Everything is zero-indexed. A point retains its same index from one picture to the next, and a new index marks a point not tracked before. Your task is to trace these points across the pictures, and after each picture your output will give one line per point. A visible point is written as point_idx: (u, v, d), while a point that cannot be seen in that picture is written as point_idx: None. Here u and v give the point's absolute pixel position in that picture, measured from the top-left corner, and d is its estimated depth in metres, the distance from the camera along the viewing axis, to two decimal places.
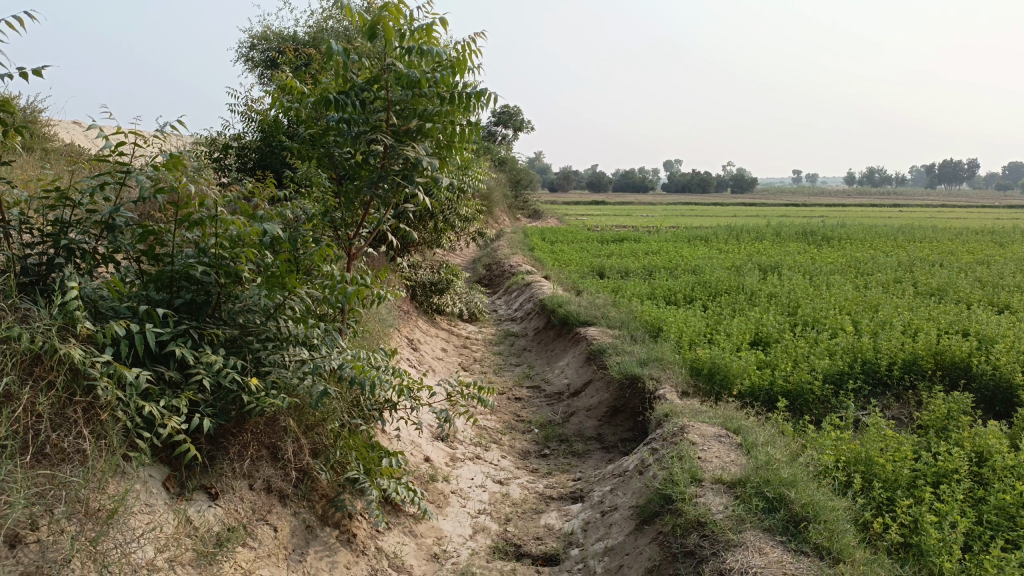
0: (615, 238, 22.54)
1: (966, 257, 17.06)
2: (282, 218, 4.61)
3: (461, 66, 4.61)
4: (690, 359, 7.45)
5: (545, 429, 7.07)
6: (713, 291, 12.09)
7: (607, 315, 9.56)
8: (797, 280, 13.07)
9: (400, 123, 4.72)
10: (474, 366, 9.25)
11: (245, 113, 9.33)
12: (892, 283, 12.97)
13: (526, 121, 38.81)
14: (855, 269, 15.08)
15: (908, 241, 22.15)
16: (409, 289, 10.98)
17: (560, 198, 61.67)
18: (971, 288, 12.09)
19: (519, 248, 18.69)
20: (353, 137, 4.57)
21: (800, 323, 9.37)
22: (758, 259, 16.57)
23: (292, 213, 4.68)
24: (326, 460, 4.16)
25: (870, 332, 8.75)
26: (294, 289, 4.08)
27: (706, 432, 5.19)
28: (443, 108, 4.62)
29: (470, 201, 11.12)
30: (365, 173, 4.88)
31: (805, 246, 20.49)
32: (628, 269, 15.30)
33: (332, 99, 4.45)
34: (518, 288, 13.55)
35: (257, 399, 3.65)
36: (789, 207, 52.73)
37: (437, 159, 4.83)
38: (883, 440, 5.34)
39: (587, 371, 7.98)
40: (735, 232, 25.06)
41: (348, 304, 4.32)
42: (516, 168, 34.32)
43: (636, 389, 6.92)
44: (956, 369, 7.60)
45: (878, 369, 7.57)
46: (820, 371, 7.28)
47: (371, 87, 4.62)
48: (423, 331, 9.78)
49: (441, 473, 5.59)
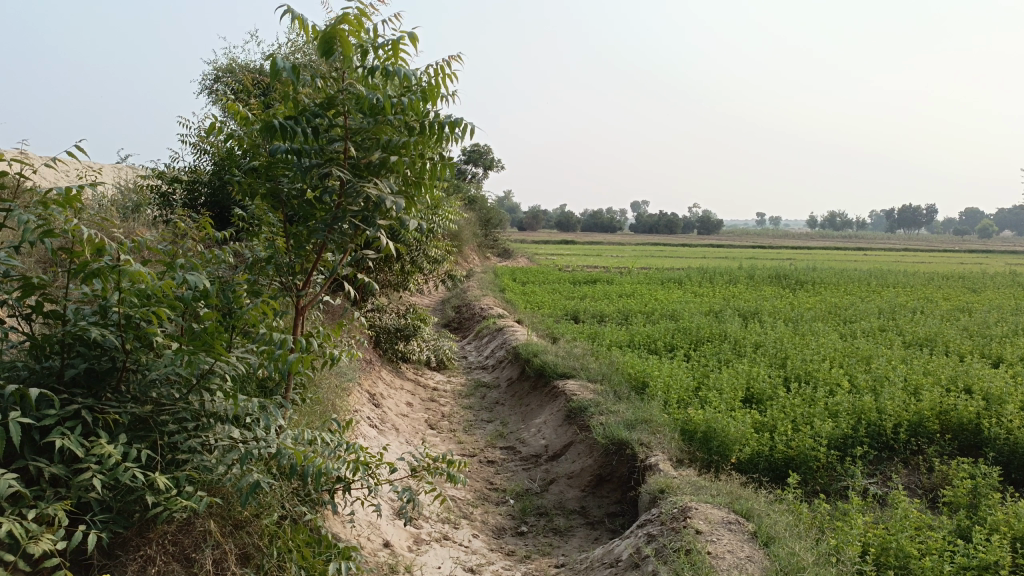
0: (587, 279, 21.99)
1: (946, 304, 16.75)
2: (216, 265, 3.87)
3: (433, 92, 3.96)
4: (680, 420, 6.76)
5: (521, 501, 6.31)
6: (695, 339, 11.49)
7: (587, 366, 8.87)
8: (781, 328, 12.52)
9: (360, 155, 4.01)
10: (442, 422, 8.47)
11: (198, 145, 8.57)
12: (877, 332, 12.49)
13: (497, 160, 38.63)
14: (836, 316, 14.63)
15: (883, 287, 21.92)
16: (372, 335, 10.23)
17: (529, 237, 61.35)
18: (960, 338, 11.64)
19: (490, 289, 17.98)
20: (304, 171, 3.84)
21: (792, 378, 8.77)
22: (736, 304, 16.07)
23: (227, 262, 3.95)
24: (258, 568, 3.36)
25: (868, 388, 8.17)
26: (223, 355, 3.32)
27: (712, 516, 4.49)
28: (410, 139, 3.95)
29: (440, 242, 10.43)
30: (319, 212, 4.16)
31: (781, 291, 20.10)
32: (603, 314, 14.68)
33: (275, 125, 3.71)
34: (489, 333, 12.81)
35: (165, 502, 2.89)
36: (757, 250, 52.90)
37: (404, 198, 4.13)
38: (911, 524, 4.68)
39: (567, 431, 7.25)
40: (708, 274, 24.62)
41: (292, 371, 3.55)
42: (485, 207, 33.85)
43: (623, 456, 6.22)
44: (964, 432, 7.03)
45: (883, 432, 6.97)
46: (823, 435, 6.64)
47: (326, 113, 3.94)
48: (387, 383, 9.00)
49: (402, 562, 4.79)
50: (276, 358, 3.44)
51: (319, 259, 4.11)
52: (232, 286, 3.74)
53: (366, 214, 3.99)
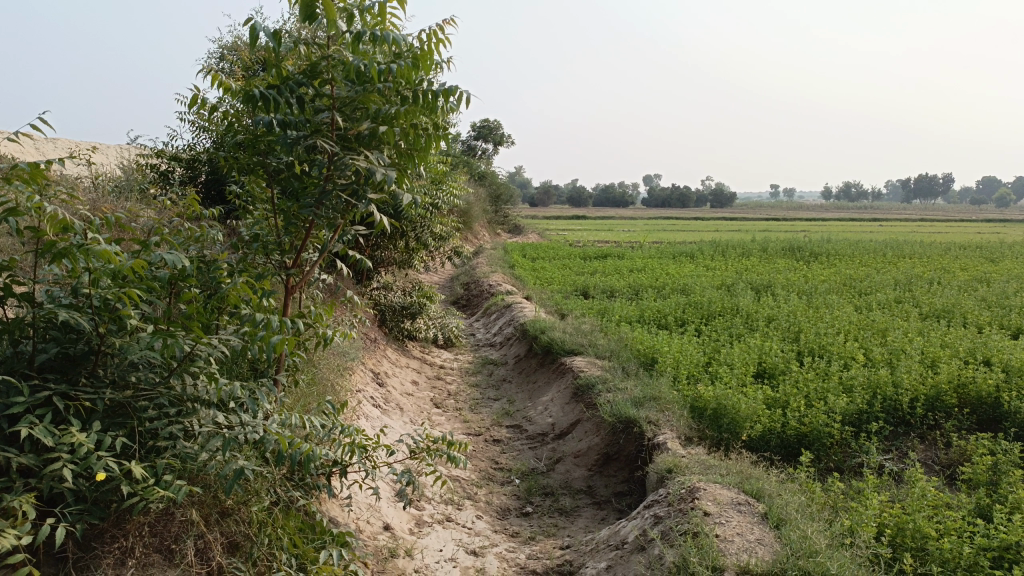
0: (598, 254, 21.76)
1: (964, 275, 16.42)
2: (197, 245, 3.74)
3: (424, 59, 3.75)
4: (690, 397, 6.59)
5: (526, 480, 6.18)
6: (706, 314, 11.29)
7: (596, 343, 8.70)
8: (794, 301, 12.29)
9: (348, 125, 3.82)
10: (448, 400, 8.35)
11: (196, 122, 8.39)
12: (892, 304, 12.23)
13: (507, 135, 38.28)
14: (852, 288, 14.36)
15: (899, 258, 21.54)
16: (377, 313, 10.10)
17: (540, 213, 60.96)
18: (978, 309, 11.37)
19: (500, 265, 17.79)
20: (288, 144, 3.66)
21: (805, 352, 8.57)
22: (749, 277, 15.82)
23: (212, 240, 3.82)
24: (247, 557, 3.25)
25: (884, 361, 7.97)
26: (203, 338, 3.20)
27: (721, 496, 4.33)
28: (400, 108, 3.76)
29: (445, 218, 10.25)
30: (307, 186, 3.98)
31: (794, 263, 19.79)
32: (613, 289, 14.48)
33: (256, 94, 3.53)
34: (497, 310, 12.66)
35: (141, 492, 2.78)
36: (770, 223, 52.34)
37: (396, 171, 3.95)
38: (929, 503, 4.50)
39: (575, 409, 7.10)
40: (720, 247, 24.30)
41: (278, 353, 3.40)
42: (495, 183, 33.56)
43: (631, 434, 6.06)
44: (983, 406, 6.83)
45: (899, 407, 6.78)
46: (837, 411, 6.46)
47: (311, 82, 3.76)
48: (392, 362, 8.88)
49: (403, 545, 4.67)
50: (257, 341, 3.27)
51: (307, 236, 3.93)
52: (215, 264, 3.61)
53: (354, 188, 3.81)
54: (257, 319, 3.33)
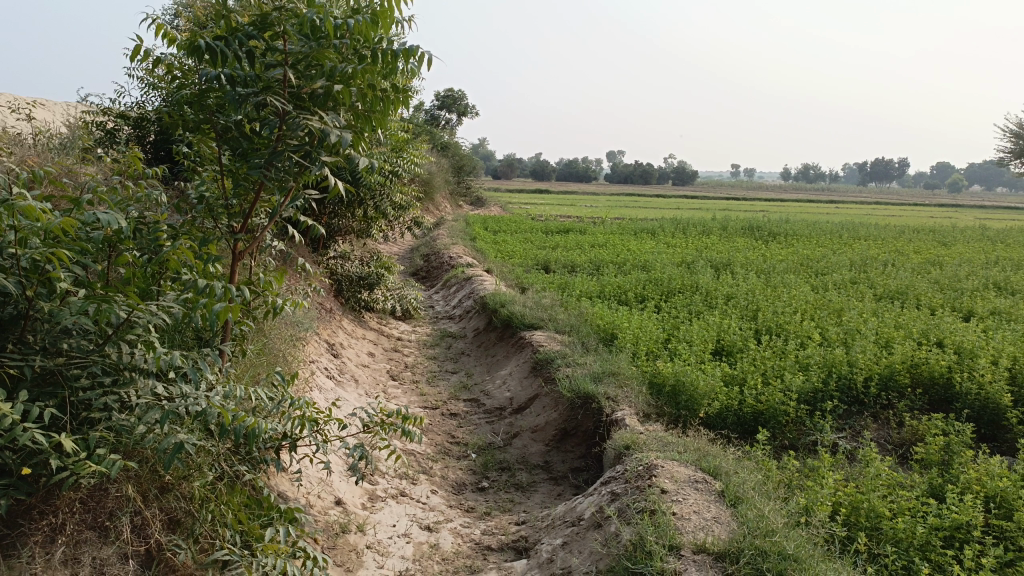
0: (560, 229, 21.67)
1: (917, 257, 16.71)
2: (138, 206, 3.53)
3: (384, 16, 3.56)
4: (649, 373, 6.55)
5: (483, 455, 6.11)
6: (666, 290, 11.29)
7: (556, 317, 8.64)
8: (753, 280, 12.36)
9: (302, 84, 3.63)
10: (405, 373, 8.22)
11: (144, 79, 8.02)
12: (848, 285, 12.38)
13: (471, 105, 37.80)
14: (809, 268, 14.51)
15: (855, 239, 21.87)
16: (334, 283, 9.88)
17: (502, 186, 60.62)
18: (931, 291, 11.57)
19: (461, 237, 17.58)
20: (236, 101, 3.46)
21: (763, 330, 8.61)
22: (709, 255, 15.89)
23: (154, 202, 3.61)
24: (188, 534, 3.12)
25: (840, 341, 8.04)
26: (141, 304, 3.03)
27: (678, 474, 4.30)
28: (356, 67, 3.57)
29: (405, 187, 10.04)
30: (257, 147, 3.78)
31: (754, 242, 19.95)
32: (575, 264, 14.42)
33: (201, 45, 3.31)
34: (457, 282, 12.51)
35: (72, 467, 2.62)
36: (730, 202, 52.81)
37: (352, 134, 3.77)
38: (882, 482, 4.53)
39: (533, 383, 7.03)
40: (681, 225, 24.41)
41: (222, 321, 3.23)
42: (457, 154, 33.16)
43: (589, 410, 6.02)
44: (935, 386, 6.93)
45: (853, 386, 6.85)
46: (794, 389, 6.49)
47: (261, 34, 3.58)
48: (348, 333, 8.70)
49: (355, 521, 4.56)
50: (198, 309, 3.09)
51: (256, 200, 3.74)
52: (155, 227, 3.41)
53: (307, 149, 3.63)
54: (198, 286, 3.15)
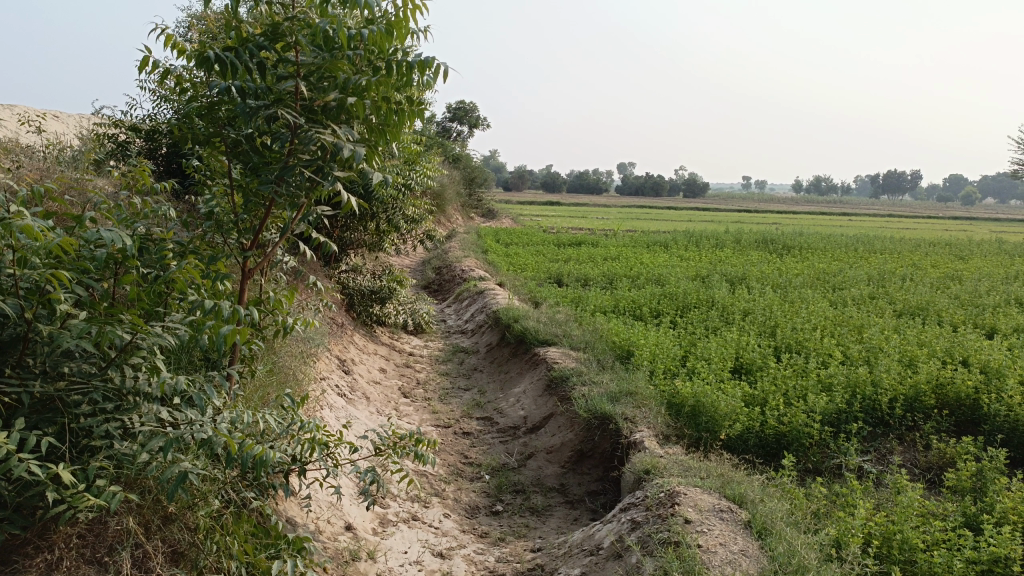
0: (573, 242, 21.51)
1: (935, 273, 16.43)
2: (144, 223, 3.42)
3: (399, 26, 3.45)
4: (667, 393, 6.38)
5: (496, 477, 5.94)
6: (681, 305, 11.11)
7: (570, 333, 8.48)
8: (770, 295, 12.16)
9: (314, 96, 3.51)
10: (416, 390, 8.06)
11: (157, 92, 7.95)
12: (866, 300, 12.15)
13: (482, 117, 37.79)
14: (826, 282, 14.29)
15: (871, 253, 21.60)
16: (345, 297, 9.76)
17: (514, 198, 60.58)
18: (952, 307, 11.33)
19: (472, 250, 17.45)
20: (247, 113, 3.34)
21: (782, 348, 8.42)
22: (723, 269, 15.70)
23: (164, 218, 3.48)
24: (191, 567, 2.97)
25: (862, 359, 7.84)
26: (144, 326, 2.90)
27: (702, 503, 4.13)
28: (371, 78, 3.45)
29: (418, 200, 9.93)
30: (268, 161, 3.66)
31: (768, 256, 19.73)
32: (588, 277, 14.26)
33: (210, 55, 3.20)
34: (470, 296, 12.37)
35: (70, 500, 2.48)
36: (743, 214, 52.51)
37: (366, 149, 3.64)
38: (915, 510, 4.34)
39: (548, 402, 6.86)
40: (693, 238, 24.18)
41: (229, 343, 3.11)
42: (469, 166, 33.10)
43: (606, 431, 5.85)
44: (962, 407, 6.73)
45: (878, 407, 6.65)
46: (817, 410, 6.30)
47: (273, 45, 3.45)
48: (359, 348, 8.57)
49: (365, 547, 4.40)
50: (203, 333, 2.96)
51: (266, 216, 3.61)
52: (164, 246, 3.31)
53: (319, 164, 3.50)
54: (205, 306, 3.02)
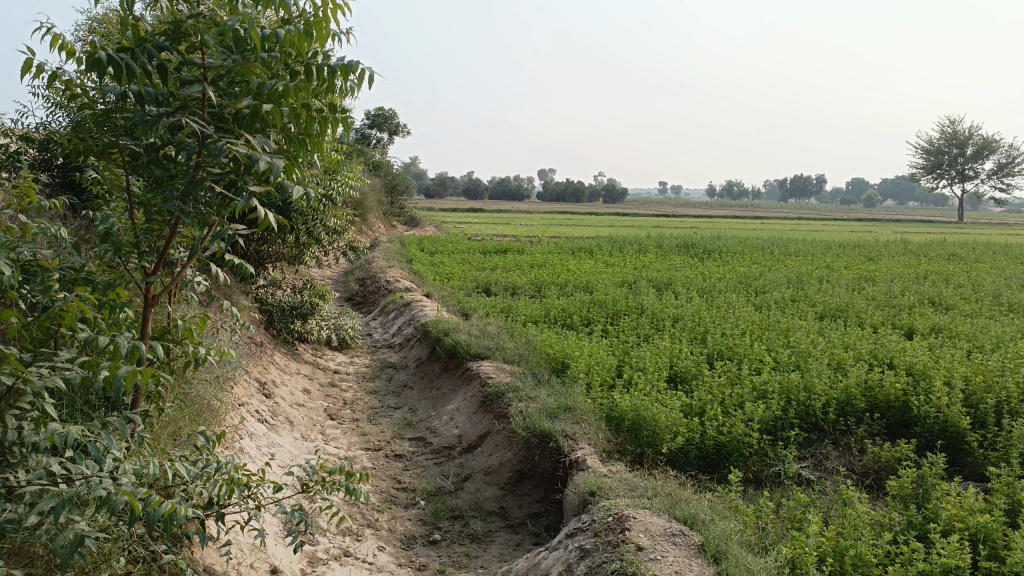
0: (498, 249, 21.32)
1: (850, 274, 16.95)
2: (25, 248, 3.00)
3: (320, 27, 3.15)
4: (606, 406, 6.22)
5: (432, 502, 5.65)
6: (611, 313, 11.03)
7: (503, 346, 8.25)
8: (697, 300, 12.23)
9: (224, 103, 3.16)
10: (343, 410, 7.67)
11: (51, 97, 7.31)
12: (789, 303, 12.37)
13: (402, 124, 37.27)
14: (748, 286, 14.51)
15: (788, 255, 22.19)
16: (264, 314, 9.26)
17: (436, 205, 60.00)
18: (871, 309, 11.63)
19: (396, 260, 17.01)
20: (147, 122, 2.97)
21: (714, 354, 8.39)
22: (648, 274, 15.78)
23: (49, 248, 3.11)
24: None
25: (792, 364, 7.88)
26: (26, 371, 2.51)
27: (653, 527, 3.95)
28: (289, 83, 3.13)
29: (340, 210, 9.52)
30: (173, 175, 3.29)
31: (690, 260, 19.99)
32: (515, 286, 14.05)
33: (102, 55, 2.82)
34: (396, 308, 12.00)
35: None
36: (661, 218, 53.53)
37: (285, 161, 3.32)
38: (862, 522, 4.29)
39: (483, 420, 6.61)
40: (617, 243, 24.34)
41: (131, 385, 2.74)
42: (390, 173, 32.53)
43: (546, 450, 5.64)
44: (891, 409, 6.81)
45: (812, 412, 6.66)
46: (755, 419, 6.26)
47: (176, 45, 3.08)
48: (280, 369, 8.11)
49: None
50: (97, 375, 2.60)
51: (172, 236, 3.24)
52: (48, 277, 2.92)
53: (232, 178, 3.16)
54: (100, 343, 2.66)
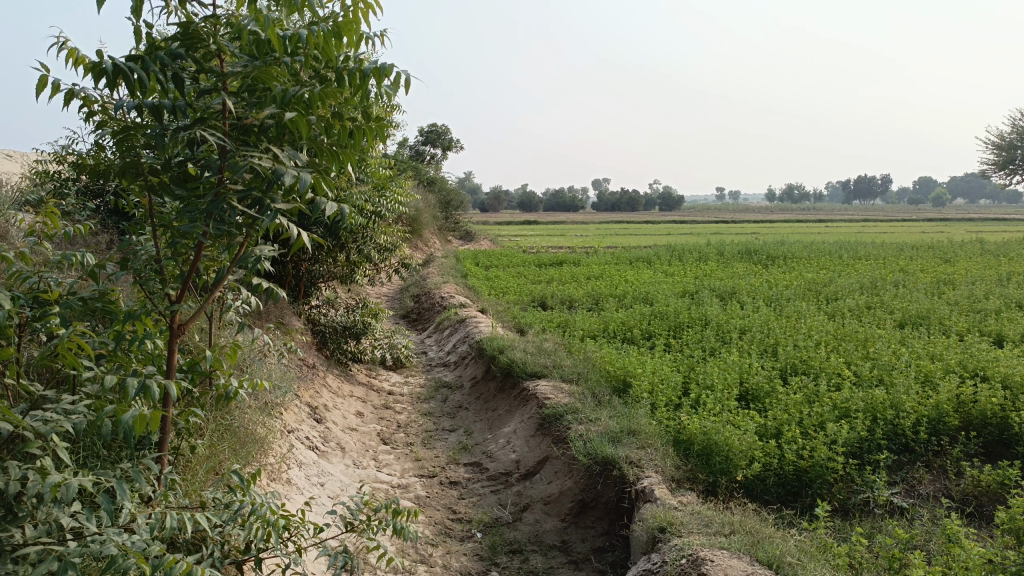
0: (554, 261, 20.97)
1: (927, 278, 16.01)
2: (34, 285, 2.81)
3: (348, 28, 2.91)
4: (673, 428, 5.79)
5: (488, 534, 5.30)
6: (674, 325, 10.54)
7: (560, 364, 7.88)
8: (764, 309, 11.62)
9: (246, 113, 2.92)
10: (397, 434, 7.40)
11: None
12: (864, 311, 11.65)
13: (455, 139, 37.34)
14: (818, 293, 13.79)
15: (857, 259, 21.23)
16: (317, 335, 9.10)
17: (491, 219, 60.01)
18: (954, 314, 10.87)
19: (451, 276, 16.81)
20: (161, 138, 2.77)
21: (787, 369, 7.86)
22: (710, 283, 15.19)
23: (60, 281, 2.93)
24: None
25: (875, 377, 7.30)
26: (24, 419, 2.26)
27: (734, 571, 3.53)
28: (314, 88, 2.88)
29: (390, 227, 9.31)
30: (195, 194, 3.07)
31: (754, 267, 19.27)
32: (572, 299, 13.67)
33: (107, 64, 2.62)
34: (450, 325, 11.75)
35: None
36: (720, 225, 52.34)
37: (314, 176, 3.05)
38: (972, 563, 3.77)
39: (542, 444, 6.25)
40: (677, 252, 23.71)
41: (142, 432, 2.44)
42: (444, 188, 32.56)
43: (609, 478, 5.25)
44: (989, 427, 6.20)
45: (900, 431, 6.10)
46: (838, 440, 5.74)
47: (193, 52, 2.84)
48: (333, 392, 7.91)
49: None
50: (103, 420, 2.36)
51: (195, 261, 3.01)
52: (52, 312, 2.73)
53: (256, 196, 2.91)
54: (105, 384, 2.43)
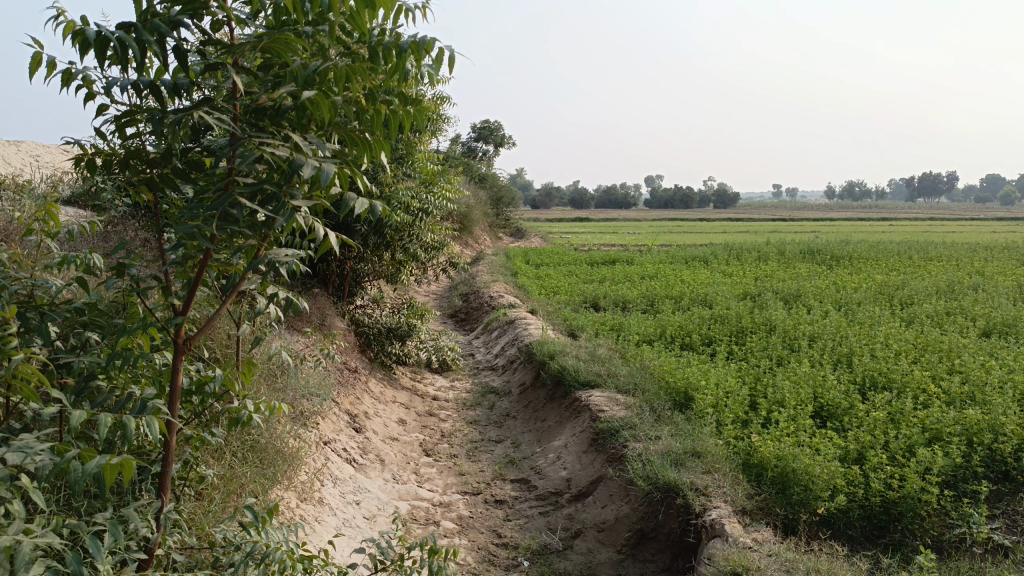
0: (606, 259, 20.38)
1: (1009, 281, 14.96)
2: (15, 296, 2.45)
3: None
4: (741, 451, 5.23)
5: (537, 563, 4.84)
6: (735, 331, 9.90)
7: (616, 372, 7.36)
8: (833, 314, 10.89)
9: (259, 92, 2.48)
10: (440, 444, 6.98)
11: None
12: (943, 317, 10.81)
13: (507, 136, 36.95)
14: (890, 297, 12.92)
15: (928, 260, 20.09)
16: (359, 336, 8.74)
17: (541, 215, 59.48)
18: None
19: (500, 274, 16.37)
20: (157, 123, 2.35)
21: (865, 383, 7.19)
22: (771, 284, 14.43)
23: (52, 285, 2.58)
24: None
25: (965, 395, 6.59)
26: None
27: None
28: (340, 64, 2.42)
29: (438, 224, 8.91)
30: (203, 188, 2.65)
31: (817, 268, 18.37)
32: (626, 300, 13.08)
33: (92, 33, 2.20)
34: (499, 326, 11.30)
35: None
36: (777, 224, 50.86)
37: (340, 168, 2.61)
38: None
39: (595, 462, 5.75)
40: (735, 251, 22.84)
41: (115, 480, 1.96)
42: (494, 184, 32.20)
43: (671, 507, 4.73)
44: None
45: (999, 457, 5.43)
46: (929, 466, 5.11)
47: (196, 20, 2.42)
48: (374, 397, 7.53)
49: None
50: (68, 467, 1.94)
51: (202, 267, 2.59)
52: (10, 330, 2.33)
53: (269, 191, 2.47)
54: (72, 422, 1.98)
